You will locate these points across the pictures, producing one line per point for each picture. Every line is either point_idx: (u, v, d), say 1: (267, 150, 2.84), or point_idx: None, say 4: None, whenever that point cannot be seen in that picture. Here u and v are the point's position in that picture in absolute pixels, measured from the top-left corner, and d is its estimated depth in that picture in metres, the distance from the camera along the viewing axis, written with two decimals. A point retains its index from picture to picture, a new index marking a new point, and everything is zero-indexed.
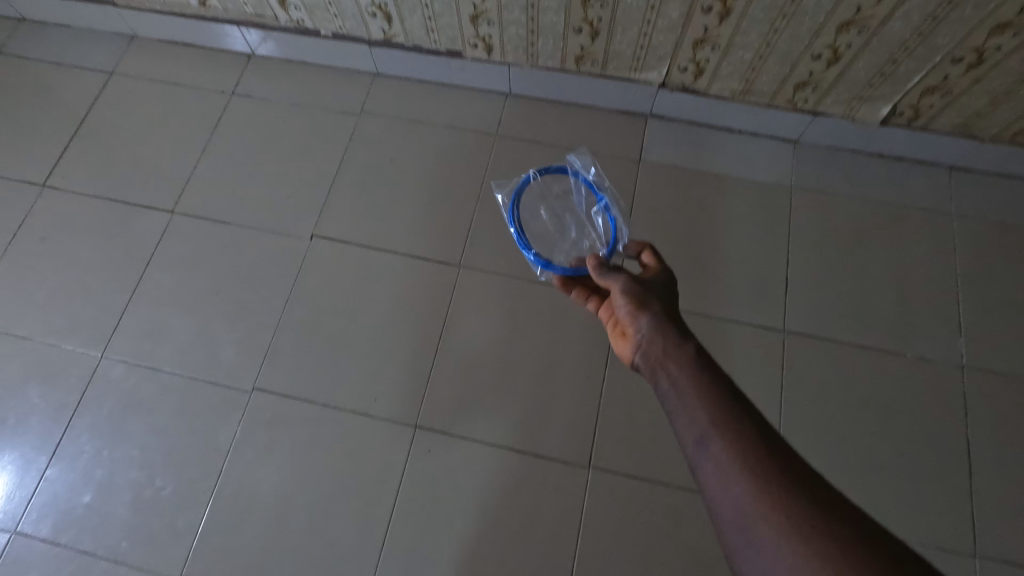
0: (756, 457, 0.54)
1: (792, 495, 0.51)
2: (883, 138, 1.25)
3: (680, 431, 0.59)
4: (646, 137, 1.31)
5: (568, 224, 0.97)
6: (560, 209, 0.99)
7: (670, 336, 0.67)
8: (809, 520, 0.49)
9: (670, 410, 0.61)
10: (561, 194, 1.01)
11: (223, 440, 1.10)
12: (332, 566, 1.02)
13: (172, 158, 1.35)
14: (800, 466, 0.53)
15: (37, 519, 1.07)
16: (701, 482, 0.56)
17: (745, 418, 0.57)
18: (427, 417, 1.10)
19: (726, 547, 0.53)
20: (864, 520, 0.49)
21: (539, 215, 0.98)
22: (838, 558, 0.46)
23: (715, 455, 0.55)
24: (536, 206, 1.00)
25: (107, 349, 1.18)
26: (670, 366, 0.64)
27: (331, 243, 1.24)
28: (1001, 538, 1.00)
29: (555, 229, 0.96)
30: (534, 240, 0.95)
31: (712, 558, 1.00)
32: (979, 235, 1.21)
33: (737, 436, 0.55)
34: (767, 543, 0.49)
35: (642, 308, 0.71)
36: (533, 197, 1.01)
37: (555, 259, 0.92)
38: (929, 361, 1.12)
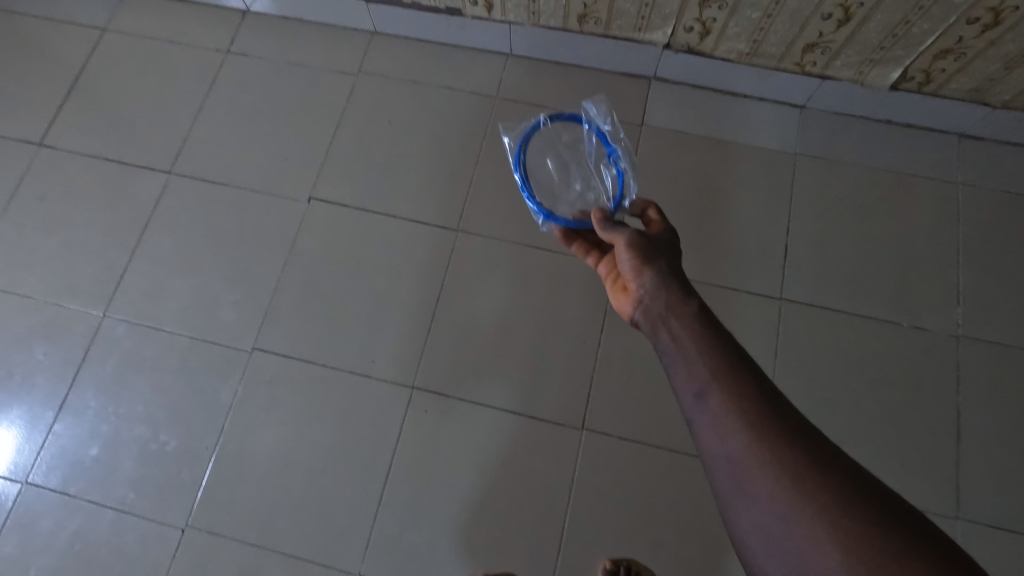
0: (754, 411, 0.54)
1: (788, 446, 0.51)
2: (892, 104, 1.22)
3: (678, 385, 0.59)
4: (648, 101, 1.28)
5: (574, 175, 0.94)
6: (568, 158, 0.97)
7: (672, 292, 0.65)
8: (803, 472, 0.50)
9: (669, 365, 0.61)
10: (571, 143, 0.99)
11: (224, 398, 1.12)
12: (332, 519, 1.05)
13: (168, 117, 1.33)
14: (796, 421, 0.54)
15: (47, 471, 1.10)
16: (697, 435, 0.56)
17: (744, 374, 0.56)
18: (425, 378, 1.12)
19: (718, 496, 0.54)
20: (855, 472, 0.50)
21: (545, 163, 0.97)
22: (829, 507, 0.48)
23: (713, 409, 0.55)
24: (543, 154, 0.98)
25: (109, 308, 1.19)
26: (671, 321, 0.63)
27: (329, 206, 1.24)
28: (984, 502, 1.02)
29: (560, 179, 0.95)
30: (537, 189, 0.94)
31: (700, 517, 1.03)
32: (983, 205, 1.20)
33: (735, 391, 0.55)
34: (760, 492, 0.50)
35: (646, 264, 0.69)
36: (542, 144, 1.00)
37: (557, 210, 0.90)
38: (925, 330, 1.12)
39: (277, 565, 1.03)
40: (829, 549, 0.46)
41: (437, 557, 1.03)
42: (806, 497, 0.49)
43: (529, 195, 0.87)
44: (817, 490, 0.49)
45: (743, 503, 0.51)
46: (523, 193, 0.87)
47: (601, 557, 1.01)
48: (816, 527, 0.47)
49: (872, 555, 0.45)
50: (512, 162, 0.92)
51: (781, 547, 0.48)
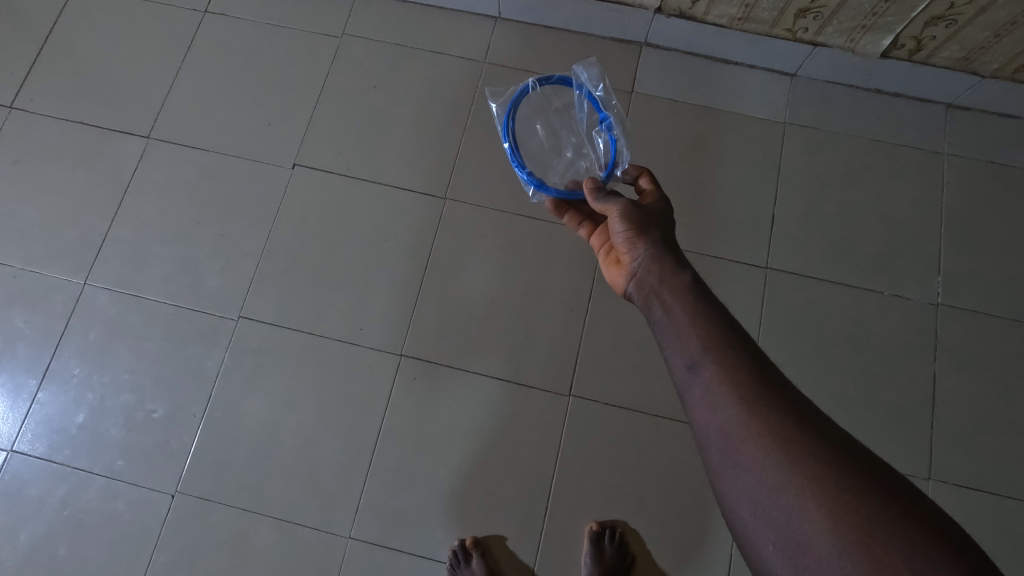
0: (748, 382, 0.52)
1: (782, 419, 0.49)
2: (882, 72, 1.21)
3: (670, 357, 0.57)
4: (639, 67, 1.26)
5: (565, 143, 0.94)
6: (558, 125, 0.96)
7: (666, 264, 0.64)
8: (797, 444, 0.48)
9: (661, 337, 0.59)
10: (561, 109, 0.97)
11: (211, 367, 1.12)
12: (321, 484, 1.06)
13: (145, 80, 1.29)
14: (791, 393, 0.52)
15: (33, 439, 1.10)
16: (688, 407, 0.54)
17: (738, 344, 0.54)
18: (413, 346, 1.12)
19: (709, 469, 0.52)
20: (850, 445, 0.48)
21: (536, 130, 0.96)
22: (824, 480, 0.45)
23: (705, 380, 0.53)
24: (533, 120, 0.97)
25: (90, 276, 1.17)
26: (664, 292, 0.61)
27: (314, 173, 1.21)
28: (955, 465, 1.06)
29: (551, 147, 0.94)
30: (528, 158, 0.93)
31: (683, 479, 1.06)
32: (967, 176, 1.21)
33: (729, 362, 0.53)
34: (751, 465, 0.48)
35: (639, 235, 0.68)
36: (531, 109, 0.98)
37: (549, 180, 0.91)
38: (905, 299, 1.14)
39: (268, 529, 1.05)
40: (821, 522, 0.44)
41: (426, 520, 1.05)
42: (798, 470, 0.46)
43: (521, 167, 0.86)
44: (810, 464, 0.46)
45: (733, 476, 0.49)
46: (515, 164, 0.86)
47: (587, 519, 1.04)
48: (808, 501, 0.45)
49: (865, 529, 0.43)
50: (501, 131, 0.89)
51: (771, 521, 0.46)
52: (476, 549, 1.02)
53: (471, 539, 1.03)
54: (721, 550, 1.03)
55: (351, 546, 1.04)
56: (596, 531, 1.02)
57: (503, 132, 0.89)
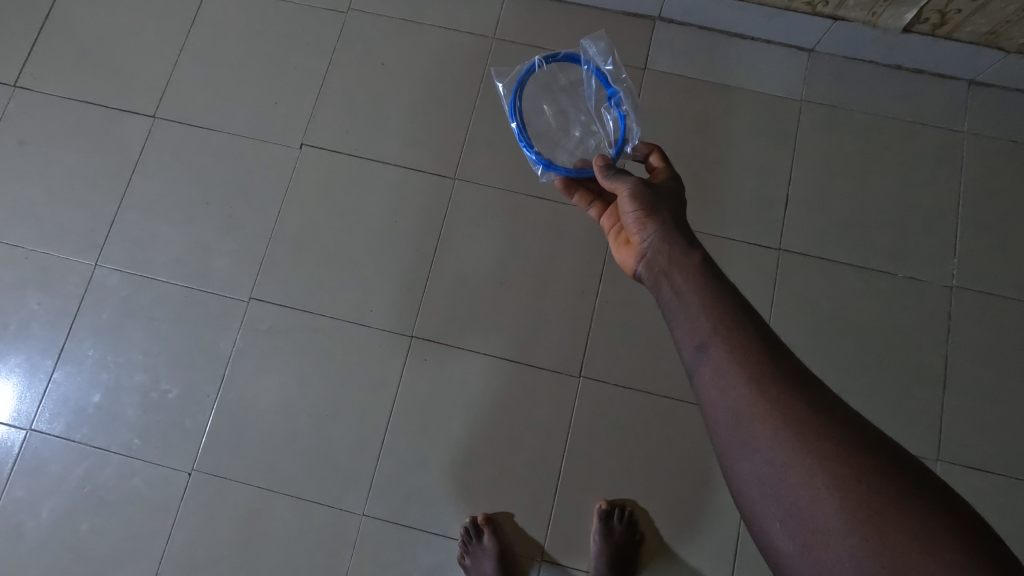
0: (757, 362, 0.51)
1: (791, 397, 0.49)
2: (904, 48, 1.17)
3: (679, 337, 0.56)
4: (653, 43, 1.23)
5: (574, 121, 0.92)
6: (566, 104, 0.94)
7: (676, 244, 0.63)
8: (807, 424, 0.47)
9: (670, 317, 0.58)
10: (568, 87, 0.95)
11: (224, 348, 1.12)
12: (334, 463, 1.08)
13: (149, 58, 1.27)
14: (801, 372, 0.51)
15: (50, 418, 1.11)
16: (697, 387, 0.54)
17: (748, 324, 0.54)
18: (423, 328, 1.12)
19: (718, 449, 0.52)
20: (860, 423, 0.48)
21: (543, 110, 0.94)
22: (833, 458, 0.45)
23: (714, 360, 0.53)
24: (540, 100, 0.95)
25: (101, 257, 1.17)
26: (674, 272, 0.60)
27: (321, 152, 1.20)
28: (964, 447, 1.06)
29: (559, 126, 0.92)
30: (535, 139, 0.92)
31: (692, 459, 1.07)
32: (987, 156, 1.18)
33: (739, 341, 0.53)
34: (760, 444, 0.48)
35: (649, 215, 0.67)
36: (537, 89, 0.95)
37: (557, 159, 0.89)
38: (919, 281, 1.13)
39: (283, 506, 1.07)
40: (830, 500, 0.44)
41: (439, 498, 1.06)
42: (806, 449, 0.46)
43: (528, 146, 0.85)
44: (819, 444, 0.46)
45: (742, 455, 0.49)
46: (522, 142, 0.85)
47: (597, 497, 1.05)
48: (815, 480, 0.45)
49: (874, 506, 0.43)
50: (509, 110, 0.88)
51: (780, 500, 0.46)
52: (488, 525, 1.03)
53: (483, 516, 1.04)
54: (727, 529, 1.05)
55: (364, 523, 1.06)
56: (606, 509, 1.03)
57: (511, 112, 0.88)
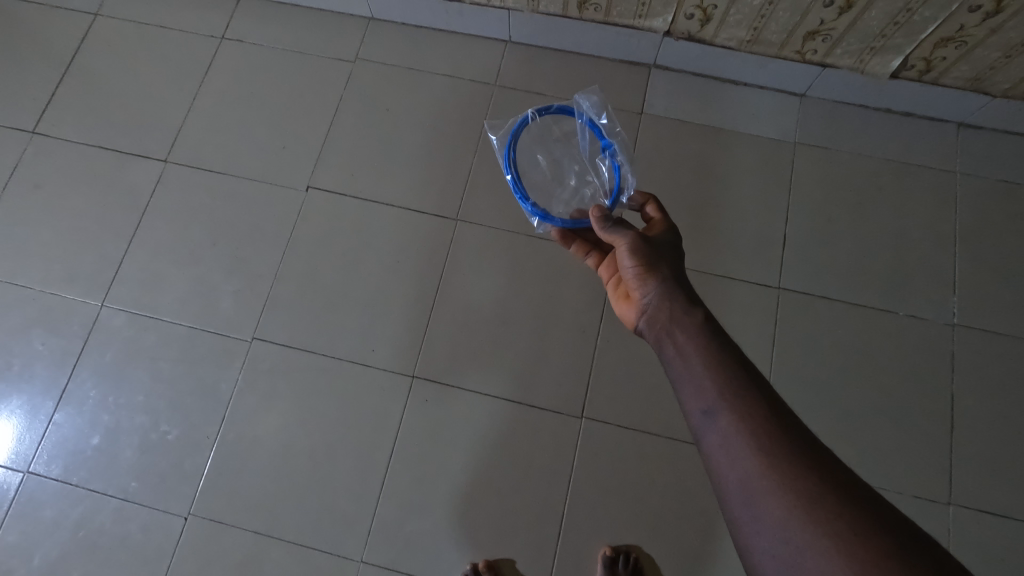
0: (763, 427, 0.52)
1: (801, 468, 0.49)
2: (892, 93, 1.21)
3: (685, 400, 0.57)
4: (649, 89, 1.27)
5: (569, 171, 0.95)
6: (560, 154, 0.97)
7: (677, 302, 0.64)
8: (819, 497, 0.47)
9: (675, 379, 0.59)
10: (562, 137, 0.98)
11: (225, 388, 1.12)
12: (332, 506, 1.06)
13: (163, 105, 1.32)
14: (808, 439, 0.51)
15: (48, 460, 1.10)
16: (705, 453, 0.54)
17: (753, 388, 0.54)
18: (425, 367, 1.12)
19: (729, 519, 0.51)
20: (870, 493, 0.48)
21: (538, 160, 0.97)
22: (849, 536, 0.45)
23: (722, 427, 0.53)
24: (534, 151, 0.98)
25: (107, 298, 1.19)
26: (676, 332, 0.61)
27: (326, 195, 1.23)
28: (977, 490, 1.04)
29: (554, 176, 0.95)
30: (532, 189, 0.94)
31: (697, 502, 1.04)
32: (981, 195, 1.20)
33: (745, 407, 0.53)
34: (771, 517, 0.48)
35: (650, 271, 0.68)
36: (531, 140, 0.99)
37: (553, 210, 0.91)
38: (921, 320, 1.13)
39: (279, 552, 1.04)
40: None
41: (439, 544, 1.04)
42: (818, 518, 0.46)
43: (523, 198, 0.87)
44: (831, 511, 0.46)
45: (754, 528, 0.49)
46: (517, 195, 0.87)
47: (601, 543, 1.03)
48: (829, 551, 0.44)
49: None
50: (504, 163, 0.90)
51: None
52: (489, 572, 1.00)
53: (483, 563, 1.01)
54: None
55: (363, 570, 1.03)
56: (610, 556, 1.00)
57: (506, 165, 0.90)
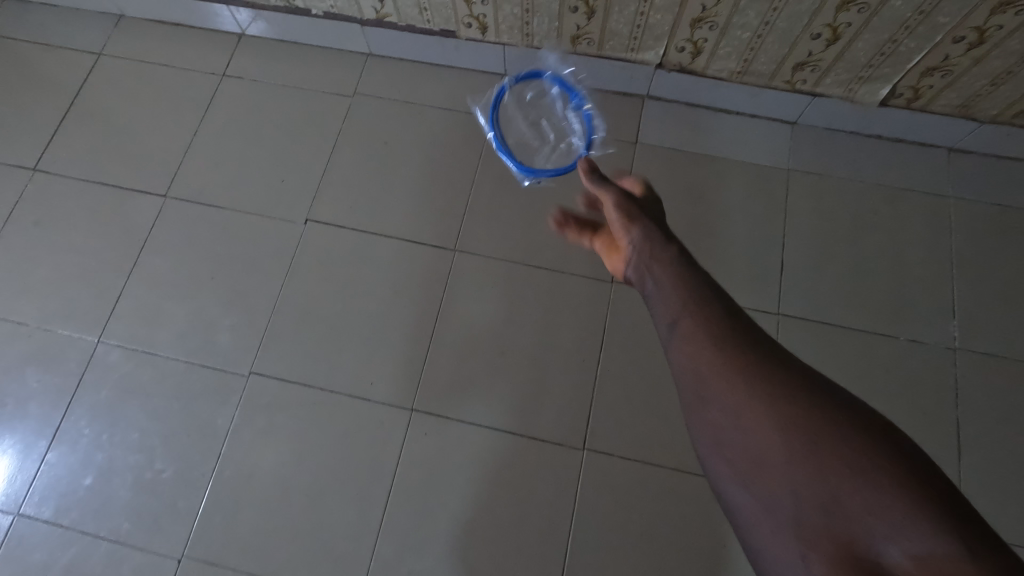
0: (753, 389, 0.52)
1: (794, 435, 0.49)
2: (882, 120, 1.23)
3: (675, 367, 0.56)
4: (643, 119, 1.29)
5: (547, 129, 1.19)
6: (538, 117, 1.21)
7: (667, 264, 0.63)
8: (814, 462, 0.48)
9: (665, 345, 0.58)
10: (540, 106, 1.21)
11: (222, 424, 1.11)
12: (330, 545, 1.04)
13: (163, 141, 1.33)
14: (801, 402, 0.51)
15: (39, 502, 1.08)
16: (697, 421, 0.54)
17: (744, 349, 0.54)
18: (424, 400, 1.11)
19: (720, 485, 0.52)
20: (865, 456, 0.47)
21: (521, 127, 1.21)
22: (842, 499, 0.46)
23: (713, 394, 0.53)
24: (517, 117, 1.22)
25: (104, 334, 1.18)
26: (665, 290, 0.61)
27: (325, 227, 1.24)
28: (988, 518, 1.02)
29: (535, 137, 1.19)
30: (516, 149, 1.19)
31: (703, 536, 1.02)
32: (975, 218, 1.21)
33: (737, 371, 0.53)
34: (763, 484, 0.49)
35: (640, 239, 0.68)
36: (514, 108, 1.23)
37: (534, 161, 1.15)
38: (922, 344, 1.12)
39: None
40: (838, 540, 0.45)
41: None
42: (807, 476, 0.47)
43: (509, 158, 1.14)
44: (823, 472, 0.47)
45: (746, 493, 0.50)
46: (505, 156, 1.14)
47: None
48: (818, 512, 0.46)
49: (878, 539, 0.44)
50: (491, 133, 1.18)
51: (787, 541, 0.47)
52: None
53: None
54: None
55: None
56: None
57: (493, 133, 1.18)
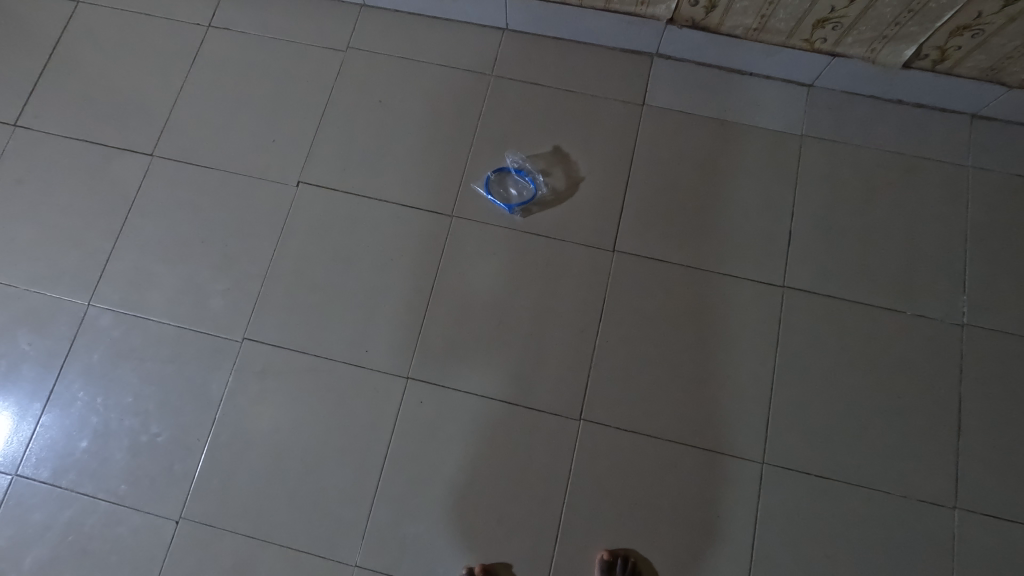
0: None
1: None
2: (904, 83, 1.17)
3: None
4: (651, 80, 1.23)
5: (523, 176, 1.18)
6: (518, 163, 1.19)
7: None
8: None
9: None
10: (520, 156, 1.19)
11: (215, 389, 1.10)
12: (326, 510, 1.04)
13: (148, 97, 1.27)
14: None
15: (36, 463, 1.09)
16: None
17: None
18: (419, 368, 1.09)
19: None
20: None
21: (505, 170, 1.19)
22: None
23: None
24: (502, 159, 1.20)
25: (94, 297, 1.16)
26: None
27: (318, 190, 1.19)
28: (982, 494, 1.02)
29: (514, 183, 1.18)
30: (499, 191, 1.18)
31: (696, 506, 1.02)
32: (994, 190, 1.16)
33: None
34: None
35: None
36: (499, 152, 1.20)
37: (512, 203, 1.16)
38: (929, 319, 1.10)
39: (272, 555, 1.03)
40: None
41: (435, 547, 1.02)
42: None
43: (492, 195, 1.17)
44: None
45: None
46: (486, 193, 1.17)
47: (599, 547, 1.01)
48: None
49: None
50: (485, 181, 1.18)
51: None
52: None
53: (480, 567, 1.00)
54: None
55: None
56: (607, 560, 0.99)
57: (485, 182, 1.18)
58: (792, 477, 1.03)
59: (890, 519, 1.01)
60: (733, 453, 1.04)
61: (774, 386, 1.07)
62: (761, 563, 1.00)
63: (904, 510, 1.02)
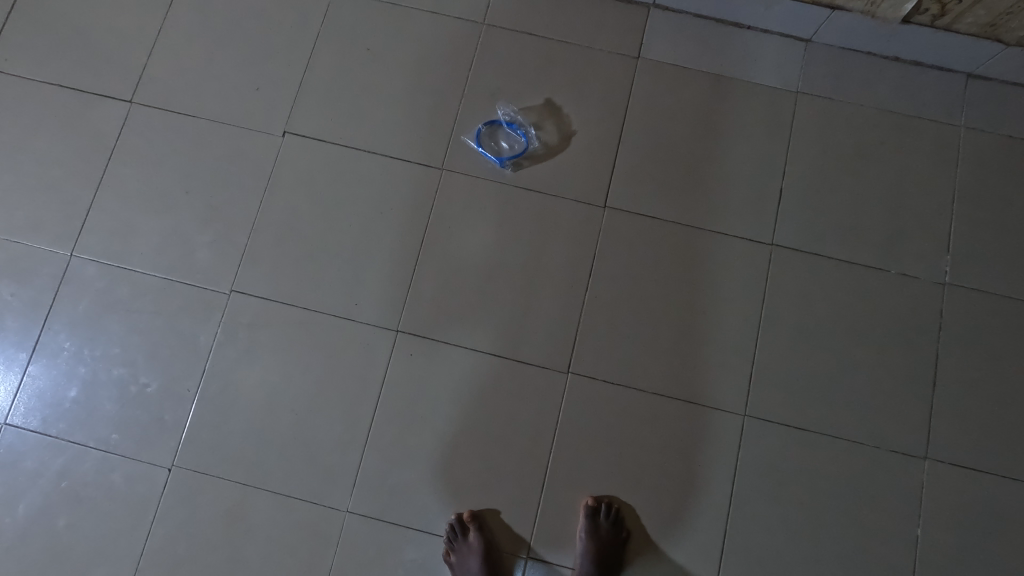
0: None
1: None
2: (902, 39, 1.15)
3: None
4: (647, 32, 1.20)
5: (514, 130, 1.16)
6: (510, 116, 1.17)
7: None
8: None
9: None
10: (513, 110, 1.17)
11: (203, 341, 1.10)
12: (317, 458, 1.06)
13: (124, 40, 1.22)
14: None
15: (25, 413, 1.09)
16: None
17: None
18: (408, 321, 1.10)
19: None
20: None
21: (497, 123, 1.17)
22: None
23: None
24: (495, 113, 1.17)
25: (76, 247, 1.13)
26: None
27: (305, 140, 1.17)
28: (952, 445, 1.06)
29: (505, 137, 1.16)
30: (491, 144, 1.16)
31: (678, 456, 1.06)
32: (983, 150, 1.16)
33: None
34: None
35: None
36: (490, 105, 1.17)
37: (502, 156, 1.15)
38: (912, 278, 1.11)
39: (265, 501, 1.05)
40: None
41: (424, 494, 1.05)
42: None
43: (482, 148, 1.15)
44: None
45: None
46: (476, 145, 1.16)
47: (584, 494, 1.04)
48: None
49: None
50: (477, 133, 1.16)
51: None
52: (474, 522, 1.02)
53: (468, 513, 1.03)
54: (711, 525, 1.04)
55: (348, 519, 1.04)
56: (592, 506, 1.03)
57: (478, 135, 1.16)
58: (772, 428, 1.07)
59: (864, 469, 1.05)
60: (715, 406, 1.07)
61: (758, 342, 1.09)
62: (738, 509, 1.04)
63: (878, 460, 1.06)
